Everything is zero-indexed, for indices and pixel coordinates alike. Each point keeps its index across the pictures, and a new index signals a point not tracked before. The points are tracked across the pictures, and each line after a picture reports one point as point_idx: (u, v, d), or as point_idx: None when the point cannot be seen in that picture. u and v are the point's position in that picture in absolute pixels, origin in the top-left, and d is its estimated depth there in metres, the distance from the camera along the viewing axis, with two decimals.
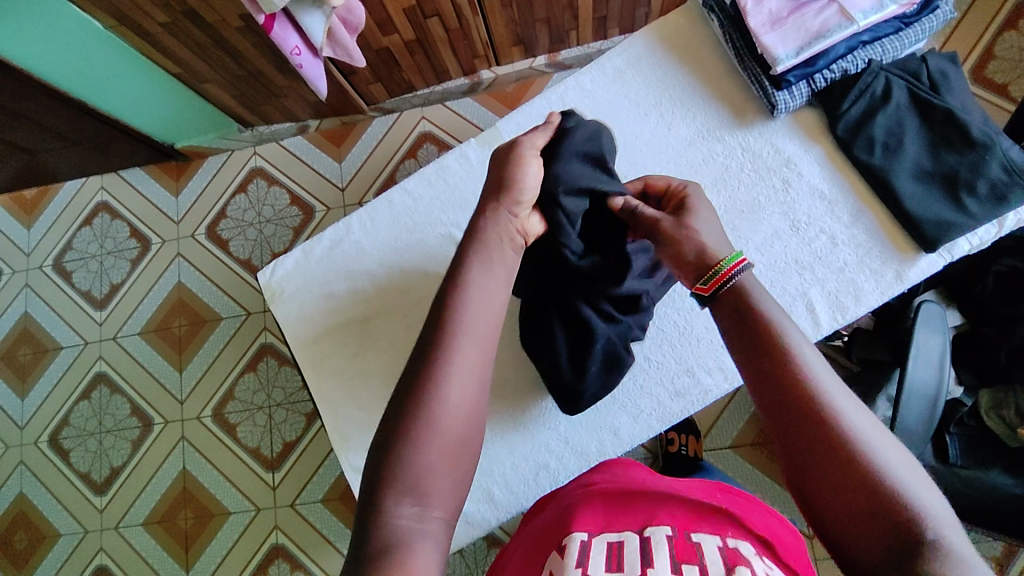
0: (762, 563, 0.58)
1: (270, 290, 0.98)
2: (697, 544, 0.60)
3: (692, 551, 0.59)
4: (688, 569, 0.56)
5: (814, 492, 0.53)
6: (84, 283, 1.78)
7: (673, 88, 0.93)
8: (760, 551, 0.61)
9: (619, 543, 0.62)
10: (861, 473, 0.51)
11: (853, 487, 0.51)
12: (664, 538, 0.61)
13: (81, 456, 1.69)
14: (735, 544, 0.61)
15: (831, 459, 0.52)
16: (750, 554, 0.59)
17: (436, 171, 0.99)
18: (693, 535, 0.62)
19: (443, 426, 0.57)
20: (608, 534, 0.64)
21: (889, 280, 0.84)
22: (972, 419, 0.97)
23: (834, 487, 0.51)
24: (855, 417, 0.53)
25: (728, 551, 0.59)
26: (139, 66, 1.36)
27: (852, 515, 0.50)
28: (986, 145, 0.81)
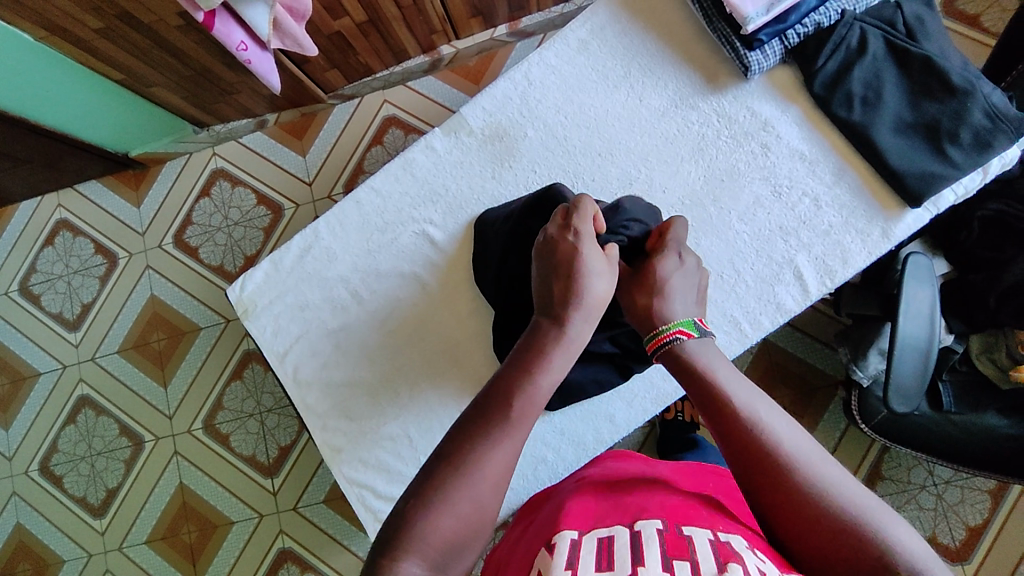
0: (755, 557, 0.55)
1: (242, 306, 0.95)
2: (688, 538, 0.58)
3: (683, 546, 0.56)
4: (679, 565, 0.53)
5: (795, 544, 0.55)
6: (54, 305, 1.72)
7: (641, 56, 0.89)
8: (750, 545, 0.59)
9: (609, 538, 0.60)
10: (829, 516, 0.53)
11: (824, 529, 0.53)
12: (655, 533, 0.59)
13: (75, 481, 1.66)
14: (727, 537, 0.58)
15: (799, 506, 0.54)
16: (742, 548, 0.56)
17: (401, 166, 0.94)
18: (683, 528, 0.60)
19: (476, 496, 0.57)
20: (597, 531, 0.62)
21: (875, 240, 0.82)
22: (964, 365, 0.99)
23: (796, 521, 0.54)
24: (813, 465, 0.56)
25: (720, 545, 0.56)
26: (80, 74, 1.28)
27: (820, 554, 0.53)
28: (967, 92, 0.77)
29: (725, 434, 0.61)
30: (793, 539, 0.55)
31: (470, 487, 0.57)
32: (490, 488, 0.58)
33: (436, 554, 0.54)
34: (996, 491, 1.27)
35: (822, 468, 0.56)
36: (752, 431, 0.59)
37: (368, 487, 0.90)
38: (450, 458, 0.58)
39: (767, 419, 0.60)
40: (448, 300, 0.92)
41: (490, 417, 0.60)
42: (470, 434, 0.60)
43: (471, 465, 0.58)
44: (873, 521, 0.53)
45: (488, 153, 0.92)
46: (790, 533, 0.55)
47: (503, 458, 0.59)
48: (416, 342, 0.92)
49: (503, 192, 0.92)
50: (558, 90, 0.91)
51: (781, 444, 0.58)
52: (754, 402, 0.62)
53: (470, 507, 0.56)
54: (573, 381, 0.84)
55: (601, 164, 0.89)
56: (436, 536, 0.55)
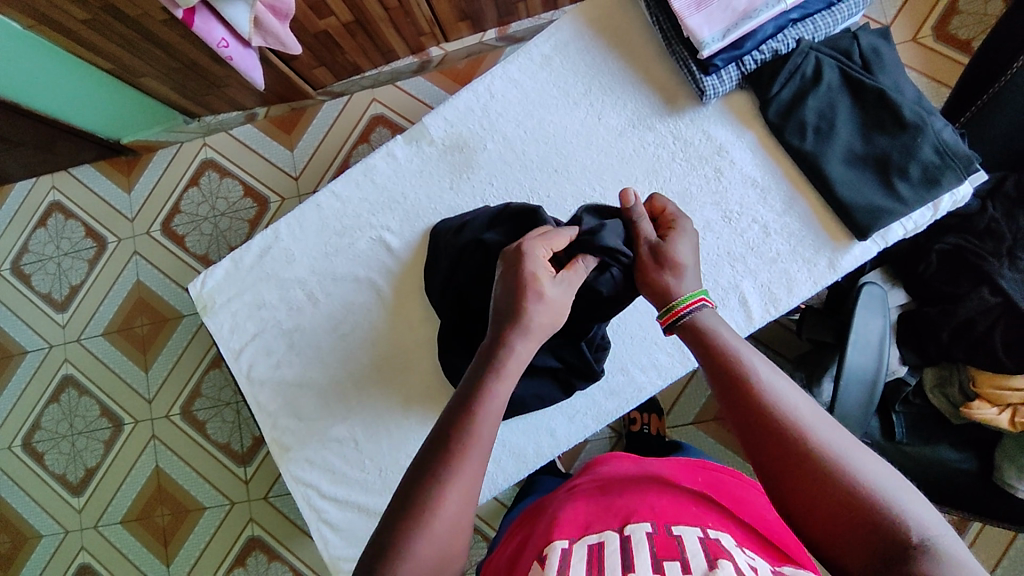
0: (744, 554, 0.57)
1: (202, 302, 0.97)
2: (677, 539, 0.58)
3: (673, 547, 0.57)
4: (669, 565, 0.54)
5: (800, 512, 0.55)
6: (43, 285, 1.75)
7: (603, 74, 0.89)
8: (741, 544, 0.60)
9: (599, 545, 0.61)
10: (834, 485, 0.53)
11: (826, 498, 0.53)
12: (644, 535, 0.60)
13: (55, 458, 1.70)
14: (715, 536, 0.60)
15: (803, 475, 0.55)
16: (730, 547, 0.58)
17: (362, 172, 0.95)
18: (673, 528, 0.61)
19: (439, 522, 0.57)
20: (588, 538, 0.63)
21: (822, 270, 0.82)
22: (917, 398, 0.98)
23: (809, 493, 0.54)
24: (828, 438, 0.56)
25: (709, 543, 0.58)
26: (68, 62, 1.30)
27: (835, 524, 0.53)
28: (917, 127, 0.77)
29: (738, 413, 0.60)
30: (799, 508, 0.55)
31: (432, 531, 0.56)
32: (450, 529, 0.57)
33: None
34: (958, 522, 1.26)
35: (837, 442, 0.56)
36: (761, 401, 0.59)
37: (313, 487, 0.92)
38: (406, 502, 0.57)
39: (777, 388, 0.60)
40: (401, 306, 0.93)
41: (436, 458, 0.59)
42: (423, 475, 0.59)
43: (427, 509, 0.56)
44: (888, 494, 0.52)
45: (447, 163, 0.93)
46: (798, 503, 0.55)
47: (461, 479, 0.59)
48: (367, 347, 0.93)
49: (460, 203, 0.93)
50: (519, 105, 0.91)
51: (794, 415, 0.58)
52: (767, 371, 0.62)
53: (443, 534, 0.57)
54: (513, 395, 0.85)
55: (556, 180, 0.89)
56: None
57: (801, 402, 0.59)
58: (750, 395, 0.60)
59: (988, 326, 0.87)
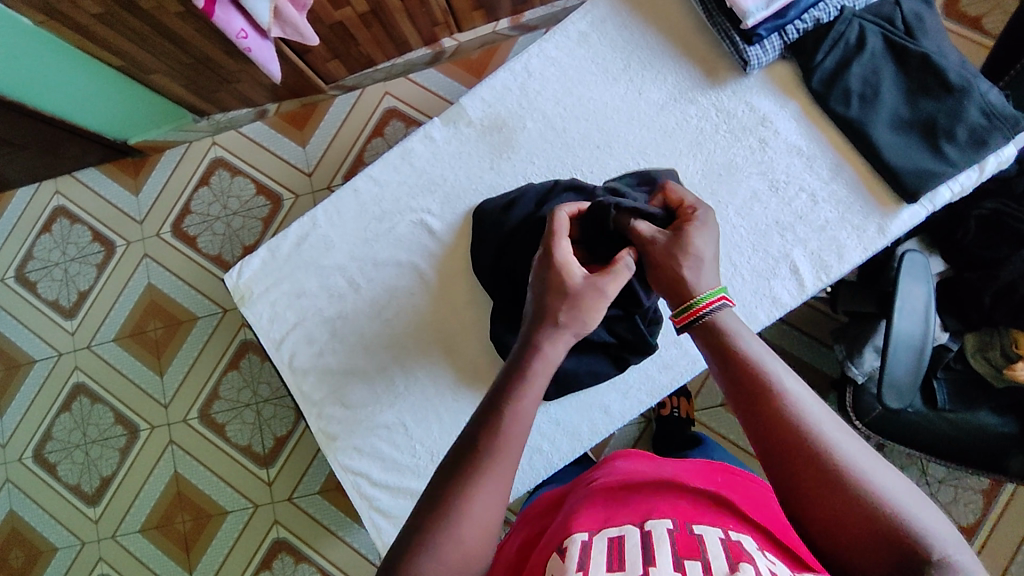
0: (766, 557, 0.55)
1: (239, 292, 0.95)
2: (699, 537, 0.57)
3: (695, 546, 0.55)
4: (692, 564, 0.52)
5: (816, 525, 0.54)
6: (50, 292, 1.72)
7: (641, 49, 0.89)
8: (764, 543, 0.58)
9: (620, 538, 0.59)
10: (851, 497, 0.53)
11: (851, 520, 0.52)
12: (666, 532, 0.58)
13: (69, 468, 1.66)
14: (738, 537, 0.57)
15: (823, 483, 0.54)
16: (753, 548, 0.55)
17: (400, 156, 0.94)
18: (695, 527, 0.59)
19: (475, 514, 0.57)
20: (608, 531, 0.61)
21: (871, 235, 0.83)
22: (959, 362, 0.99)
23: (824, 503, 0.54)
24: (844, 448, 0.56)
25: (732, 543, 0.55)
26: (79, 59, 1.28)
27: (849, 536, 0.52)
28: (963, 90, 0.78)
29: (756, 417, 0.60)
30: (811, 515, 0.54)
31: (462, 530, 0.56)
32: (482, 527, 0.57)
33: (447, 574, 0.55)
34: (990, 490, 1.27)
35: (854, 452, 0.56)
36: (790, 414, 0.58)
37: (363, 475, 0.90)
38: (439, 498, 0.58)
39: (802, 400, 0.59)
40: (446, 289, 0.92)
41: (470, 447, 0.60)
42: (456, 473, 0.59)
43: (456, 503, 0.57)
44: (903, 507, 0.52)
45: (487, 143, 0.92)
46: (811, 512, 0.54)
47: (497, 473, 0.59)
48: (414, 331, 0.92)
49: (502, 182, 0.92)
50: (558, 82, 0.91)
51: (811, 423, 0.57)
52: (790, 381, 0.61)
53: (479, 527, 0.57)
54: (568, 371, 0.84)
55: (599, 156, 0.89)
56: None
57: (817, 410, 0.59)
58: (780, 409, 0.59)
59: None
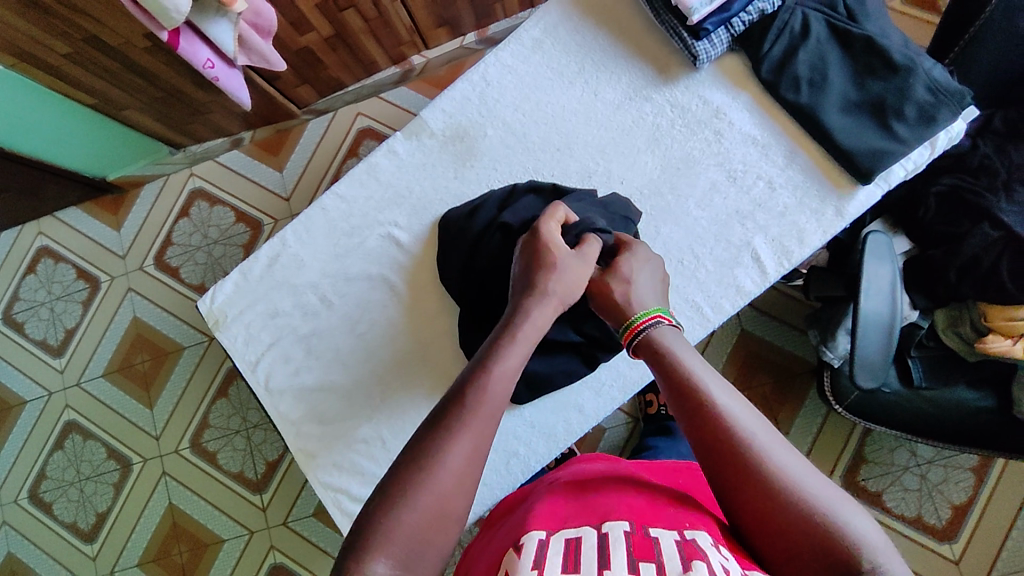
0: (720, 553, 0.54)
1: (214, 317, 0.96)
2: (655, 539, 0.56)
3: (649, 547, 0.55)
4: (645, 567, 0.52)
5: (742, 515, 0.57)
6: (38, 332, 1.72)
7: (594, 52, 0.91)
8: (718, 539, 0.58)
9: (577, 539, 0.58)
10: (785, 503, 0.55)
11: (771, 512, 0.55)
12: (621, 534, 0.57)
13: (64, 507, 1.66)
14: (693, 536, 0.57)
15: (761, 502, 0.56)
16: (707, 545, 0.55)
17: (366, 171, 0.95)
18: (651, 529, 0.58)
19: (439, 491, 0.58)
20: (565, 531, 0.60)
21: (830, 218, 0.84)
22: (931, 340, 1.00)
23: (749, 496, 0.56)
24: (763, 440, 0.59)
25: (686, 543, 0.55)
26: (52, 100, 1.30)
27: (770, 526, 0.55)
28: (908, 69, 0.79)
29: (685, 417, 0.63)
30: (738, 509, 0.57)
31: (434, 484, 0.58)
32: (446, 496, 0.58)
33: (401, 551, 0.55)
34: (979, 467, 1.27)
35: (773, 445, 0.58)
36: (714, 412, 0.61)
37: (344, 490, 0.90)
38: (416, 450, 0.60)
39: (747, 422, 0.60)
40: (416, 300, 0.93)
41: (434, 430, 0.61)
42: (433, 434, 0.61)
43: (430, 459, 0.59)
44: (817, 497, 0.55)
45: (449, 154, 0.94)
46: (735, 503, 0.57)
47: (460, 455, 0.59)
48: (387, 344, 0.92)
49: (466, 191, 0.93)
50: (515, 89, 0.92)
51: (734, 419, 0.60)
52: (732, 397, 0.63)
53: (434, 504, 0.57)
54: (539, 372, 0.85)
55: (560, 159, 0.90)
56: (403, 531, 0.56)
57: (740, 406, 0.62)
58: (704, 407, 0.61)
59: (994, 260, 0.90)
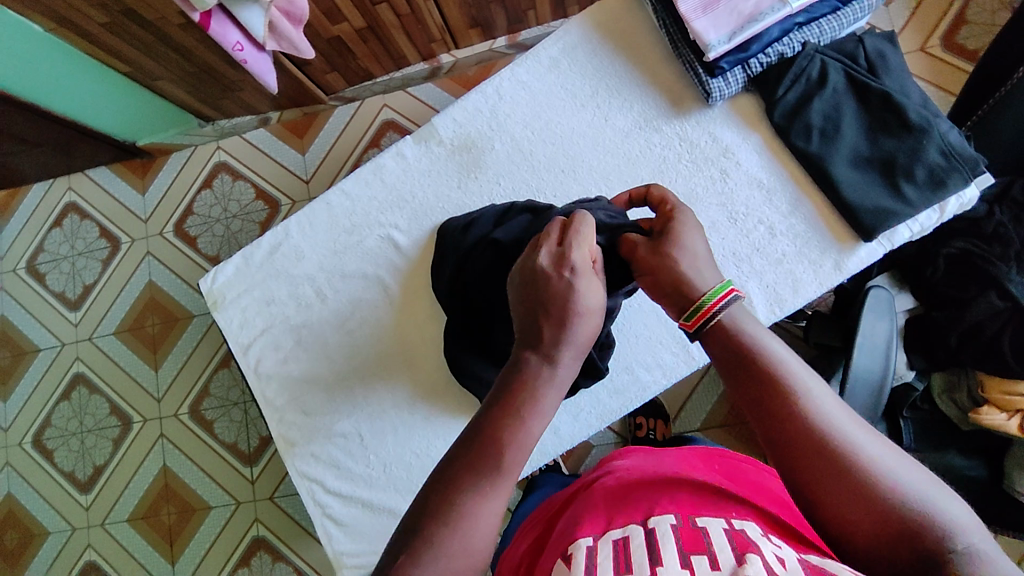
0: (772, 543, 0.53)
1: (213, 297, 0.98)
2: (704, 531, 0.55)
3: (699, 540, 0.53)
4: (697, 559, 0.50)
5: (832, 519, 0.51)
6: (57, 284, 1.78)
7: (609, 77, 0.91)
8: (768, 531, 0.57)
9: (625, 539, 0.57)
10: (883, 501, 0.49)
11: (867, 509, 0.49)
12: (669, 527, 0.56)
13: (65, 456, 1.72)
14: (741, 525, 0.56)
15: (853, 498, 0.50)
16: (757, 535, 0.54)
17: (372, 171, 0.96)
18: (698, 519, 0.57)
19: (466, 554, 0.52)
20: (612, 533, 0.58)
21: (827, 271, 0.82)
22: (926, 403, 0.98)
23: (838, 495, 0.51)
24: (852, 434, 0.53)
25: (735, 533, 0.54)
26: (88, 65, 1.33)
27: (868, 526, 0.49)
28: (923, 130, 0.77)
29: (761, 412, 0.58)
30: (825, 510, 0.51)
31: (487, 508, 0.54)
32: (475, 556, 0.53)
33: None
34: None
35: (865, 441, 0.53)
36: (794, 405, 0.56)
37: (318, 482, 0.92)
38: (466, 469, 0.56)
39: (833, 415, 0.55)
40: (407, 304, 0.94)
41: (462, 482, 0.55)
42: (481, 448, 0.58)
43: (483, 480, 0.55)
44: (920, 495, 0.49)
45: (456, 163, 0.94)
46: (824, 504, 0.51)
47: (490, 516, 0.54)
48: (374, 344, 0.94)
49: (468, 201, 0.94)
50: (527, 106, 0.92)
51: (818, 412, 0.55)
52: (813, 386, 0.57)
53: (463, 565, 0.52)
54: None
55: (563, 181, 0.90)
56: None
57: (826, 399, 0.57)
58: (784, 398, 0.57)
59: (997, 330, 0.88)
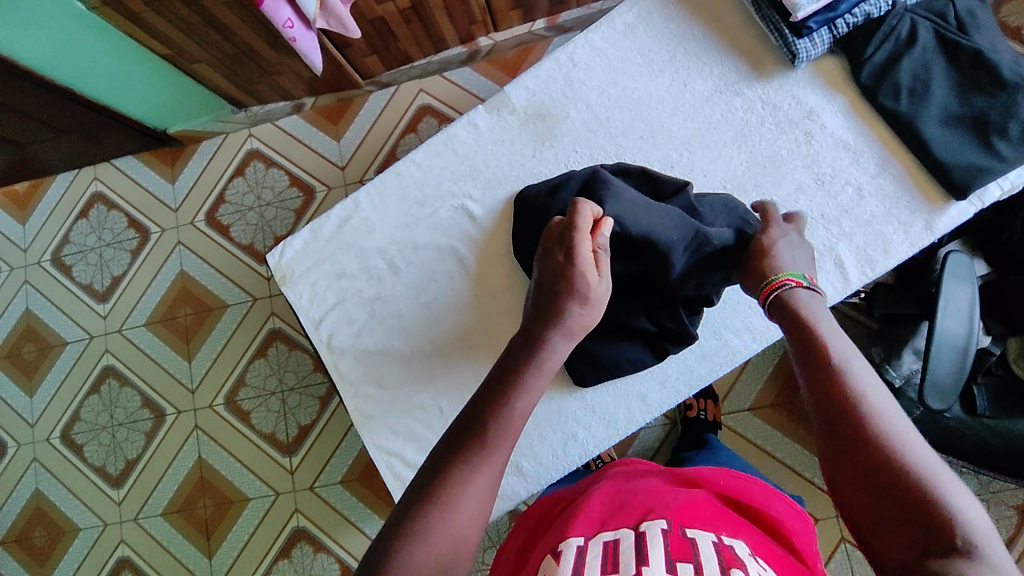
0: (756, 564, 0.56)
1: (281, 272, 0.97)
2: (692, 539, 0.58)
3: (687, 547, 0.57)
4: (683, 567, 0.54)
5: (846, 485, 0.54)
6: (84, 276, 1.75)
7: (687, 42, 0.90)
8: (755, 551, 0.60)
9: (614, 541, 0.61)
10: (893, 475, 0.51)
11: (878, 481, 0.52)
12: (659, 532, 0.60)
13: (95, 450, 1.68)
14: (730, 543, 0.59)
15: (865, 467, 0.53)
16: (744, 555, 0.57)
17: (443, 141, 0.95)
18: (688, 530, 0.61)
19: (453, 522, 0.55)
20: (602, 534, 0.63)
21: (918, 231, 0.82)
22: (1000, 368, 0.96)
23: (856, 464, 0.54)
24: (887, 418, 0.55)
25: (723, 549, 0.57)
26: (128, 46, 1.31)
27: (873, 496, 0.52)
28: (1017, 86, 0.77)
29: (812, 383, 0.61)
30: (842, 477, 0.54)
31: (475, 481, 0.58)
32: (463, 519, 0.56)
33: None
34: None
35: (902, 429, 0.54)
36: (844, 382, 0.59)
37: (397, 455, 0.91)
38: (435, 474, 0.58)
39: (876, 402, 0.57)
40: (484, 274, 0.93)
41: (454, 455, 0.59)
42: (451, 456, 0.60)
43: (446, 489, 0.57)
44: (935, 481, 0.50)
45: (530, 131, 0.93)
46: (842, 476, 0.54)
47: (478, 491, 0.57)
48: (451, 316, 0.92)
49: (544, 169, 0.93)
50: (603, 72, 0.92)
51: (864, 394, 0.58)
52: (859, 369, 0.60)
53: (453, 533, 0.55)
54: (606, 357, 0.84)
55: (642, 146, 0.89)
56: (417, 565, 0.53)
57: (877, 390, 0.58)
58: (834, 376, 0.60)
59: None
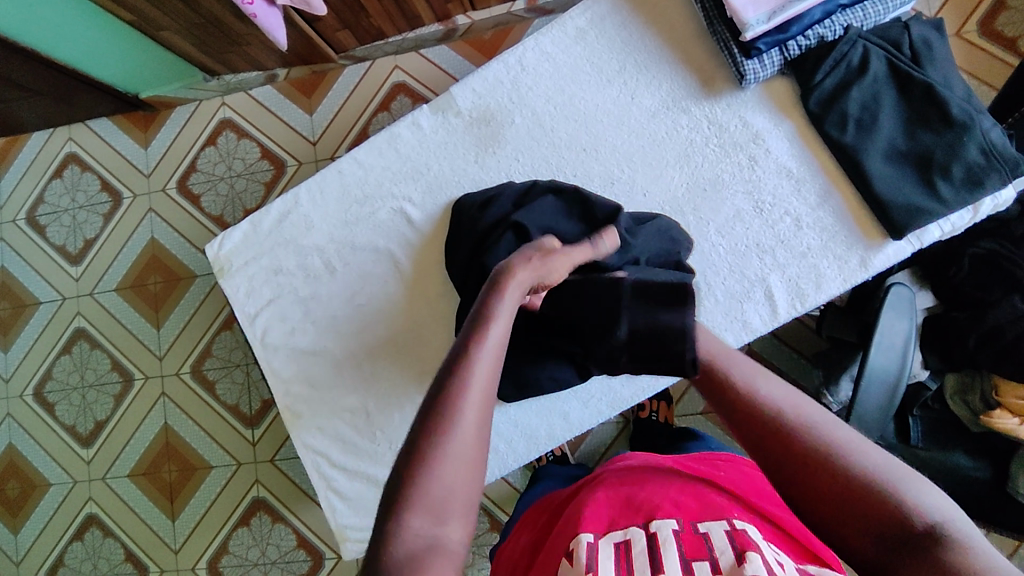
0: (771, 549, 0.51)
1: (219, 264, 0.96)
2: (705, 535, 0.52)
3: (700, 545, 0.51)
4: (700, 568, 0.48)
5: (804, 502, 0.50)
6: (58, 237, 1.75)
7: (638, 52, 0.87)
8: (768, 536, 0.54)
9: (627, 542, 0.54)
10: (847, 479, 0.49)
11: (833, 490, 0.49)
12: (671, 532, 0.53)
13: (65, 409, 1.72)
14: (742, 528, 0.53)
15: (819, 477, 0.50)
16: (759, 540, 0.52)
17: (387, 140, 0.93)
18: (699, 525, 0.54)
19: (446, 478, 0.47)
20: (613, 533, 0.55)
21: (852, 267, 0.80)
22: (937, 403, 0.95)
23: (804, 479, 0.50)
24: (816, 424, 0.53)
25: (737, 536, 0.52)
26: (90, 11, 1.27)
27: (836, 502, 0.49)
28: (964, 125, 0.75)
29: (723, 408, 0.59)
30: (798, 496, 0.51)
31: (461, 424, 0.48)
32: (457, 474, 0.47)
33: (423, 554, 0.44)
34: None
35: (834, 433, 0.52)
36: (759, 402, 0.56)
37: (323, 455, 0.92)
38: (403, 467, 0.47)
39: (799, 412, 0.55)
40: (418, 281, 0.92)
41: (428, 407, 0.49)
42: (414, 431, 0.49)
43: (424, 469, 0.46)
44: (887, 476, 0.48)
45: (474, 136, 0.91)
46: (798, 496, 0.51)
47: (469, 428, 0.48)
48: (382, 321, 0.92)
49: (486, 177, 0.91)
50: (550, 79, 0.89)
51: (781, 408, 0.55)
52: (774, 387, 0.58)
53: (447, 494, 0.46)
54: (529, 374, 0.84)
55: (584, 160, 0.87)
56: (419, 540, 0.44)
57: (791, 400, 0.56)
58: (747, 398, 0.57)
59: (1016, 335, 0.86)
